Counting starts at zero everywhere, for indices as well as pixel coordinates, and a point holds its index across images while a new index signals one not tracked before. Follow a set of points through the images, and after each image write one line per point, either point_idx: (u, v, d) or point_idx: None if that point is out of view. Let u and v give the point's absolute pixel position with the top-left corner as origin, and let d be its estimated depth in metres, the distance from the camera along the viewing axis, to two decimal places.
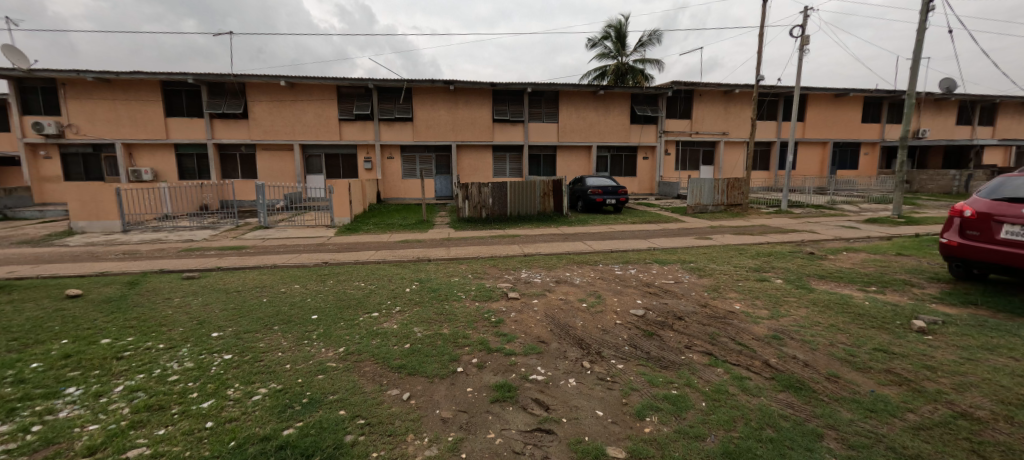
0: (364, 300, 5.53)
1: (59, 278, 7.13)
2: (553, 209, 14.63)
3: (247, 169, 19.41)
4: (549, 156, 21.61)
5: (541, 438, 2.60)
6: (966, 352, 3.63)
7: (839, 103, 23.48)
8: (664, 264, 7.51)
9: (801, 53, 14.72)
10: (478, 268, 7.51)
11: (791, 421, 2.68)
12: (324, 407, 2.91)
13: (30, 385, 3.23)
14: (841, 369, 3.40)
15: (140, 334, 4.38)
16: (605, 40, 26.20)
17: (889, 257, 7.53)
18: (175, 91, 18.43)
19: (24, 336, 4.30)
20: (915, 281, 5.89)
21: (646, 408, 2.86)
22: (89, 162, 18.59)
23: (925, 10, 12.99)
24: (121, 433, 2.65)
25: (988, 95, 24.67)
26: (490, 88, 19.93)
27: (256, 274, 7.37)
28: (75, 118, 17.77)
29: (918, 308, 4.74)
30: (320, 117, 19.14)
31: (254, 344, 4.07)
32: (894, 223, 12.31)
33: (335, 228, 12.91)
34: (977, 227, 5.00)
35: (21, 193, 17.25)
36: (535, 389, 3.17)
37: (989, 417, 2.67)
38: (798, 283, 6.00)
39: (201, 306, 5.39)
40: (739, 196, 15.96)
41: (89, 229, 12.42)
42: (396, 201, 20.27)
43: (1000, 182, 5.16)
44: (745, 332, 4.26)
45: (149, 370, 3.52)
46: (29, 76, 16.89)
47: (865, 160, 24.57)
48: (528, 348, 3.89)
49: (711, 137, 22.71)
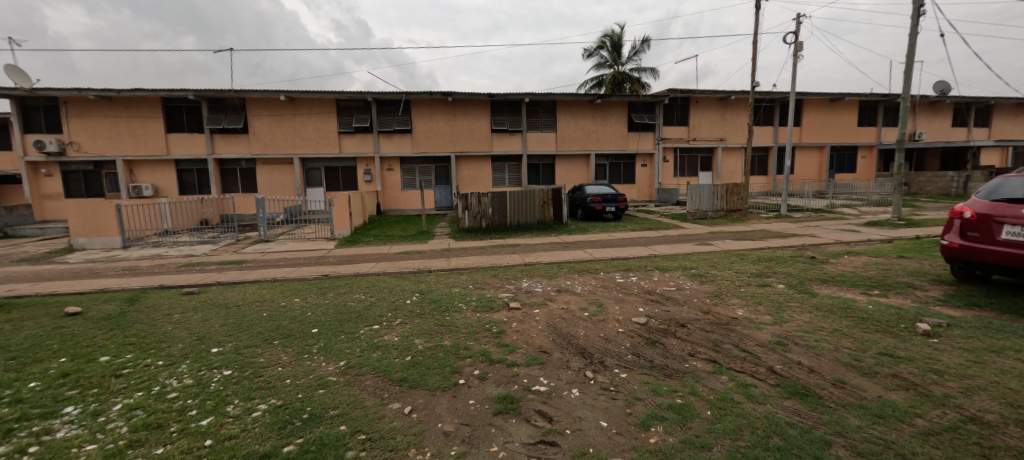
0: (365, 313, 5.47)
1: (59, 295, 7.14)
2: (552, 217, 14.71)
3: (247, 183, 19.50)
4: (548, 165, 21.65)
5: (544, 450, 2.55)
6: (973, 354, 3.60)
7: (835, 107, 23.65)
8: (665, 270, 7.49)
9: (795, 59, 14.89)
10: (478, 278, 7.50)
11: (798, 429, 2.64)
12: (324, 422, 2.88)
13: (28, 405, 3.20)
14: (847, 374, 3.36)
15: (140, 351, 4.36)
16: (601, 49, 26.48)
17: (890, 259, 7.53)
18: (175, 107, 18.58)
19: (22, 355, 4.27)
20: (918, 284, 5.87)
21: (651, 418, 2.83)
22: (90, 179, 18.67)
23: (915, 15, 13.15)
24: (119, 452, 2.61)
25: (982, 98, 24.86)
26: (488, 99, 20.14)
27: (255, 288, 7.34)
28: (76, 136, 17.92)
29: (921, 311, 4.71)
30: (319, 131, 19.27)
31: (253, 359, 4.04)
32: (895, 225, 12.29)
33: (336, 241, 12.93)
34: (978, 229, 4.99)
35: (22, 211, 17.32)
36: (538, 400, 3.14)
37: (999, 421, 2.62)
38: (800, 287, 5.99)
39: (201, 321, 5.35)
40: (738, 202, 15.95)
41: (89, 245, 12.42)
42: (395, 212, 20.25)
43: (999, 183, 5.16)
44: (749, 338, 4.23)
45: (148, 387, 3.49)
46: (31, 94, 17.08)
47: (863, 163, 24.67)
48: (529, 358, 3.86)
49: (709, 144, 22.83)
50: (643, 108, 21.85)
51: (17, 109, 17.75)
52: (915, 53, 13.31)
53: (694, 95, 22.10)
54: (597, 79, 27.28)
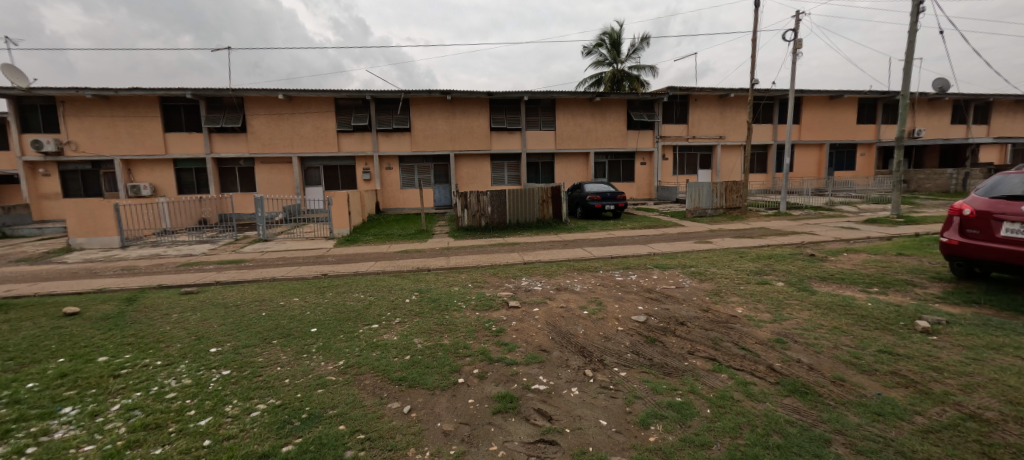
0: (364, 312, 5.46)
1: (57, 295, 7.12)
2: (551, 216, 14.69)
3: (246, 182, 19.47)
4: (547, 163, 21.62)
5: (543, 449, 2.55)
6: (972, 352, 3.60)
7: (834, 104, 23.64)
8: (664, 268, 7.50)
9: (794, 56, 14.87)
10: (478, 276, 7.49)
11: (798, 427, 2.64)
12: (323, 422, 2.87)
13: (25, 406, 3.18)
14: (847, 372, 3.36)
15: (138, 351, 4.35)
16: (600, 47, 26.41)
17: (890, 257, 7.54)
18: (173, 106, 18.52)
19: (20, 356, 4.24)
20: (917, 281, 5.87)
21: (650, 416, 2.82)
22: (88, 178, 18.63)
23: (915, 12, 13.12)
24: (117, 453, 2.60)
25: (981, 95, 24.87)
26: (487, 97, 20.10)
27: (254, 287, 7.33)
28: (74, 135, 17.87)
29: (921, 308, 4.71)
30: (318, 130, 19.23)
31: (253, 359, 4.03)
32: (894, 223, 12.30)
33: (335, 240, 12.91)
34: (977, 226, 4.99)
35: (20, 211, 17.28)
36: (537, 399, 3.13)
37: (999, 418, 2.62)
38: (799, 285, 5.99)
39: (199, 322, 5.33)
40: (737, 199, 15.94)
41: (87, 245, 12.39)
42: (395, 211, 20.23)
43: (998, 180, 5.16)
44: (749, 336, 4.23)
45: (146, 387, 3.48)
46: (28, 94, 17.02)
47: (862, 161, 24.68)
48: (529, 357, 3.85)
49: (708, 141, 22.81)
50: (642, 106, 21.83)
51: (14, 109, 17.70)
52: (914, 50, 13.31)
53: (694, 93, 22.08)
54: (596, 76, 27.23)
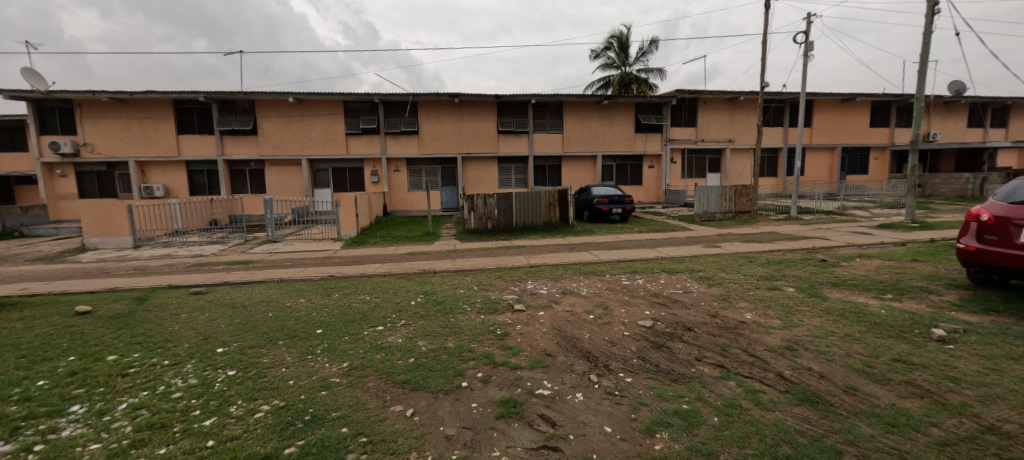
0: (369, 314, 5.47)
1: (70, 294, 7.25)
2: (558, 219, 14.59)
3: (256, 184, 19.71)
4: (554, 166, 21.62)
5: (547, 455, 2.51)
6: (990, 362, 3.49)
7: (846, 107, 23.32)
8: (672, 273, 7.41)
9: (806, 59, 14.68)
10: (483, 279, 7.46)
11: (808, 437, 2.57)
12: (326, 424, 2.86)
13: (34, 403, 3.22)
14: (860, 381, 3.28)
15: (146, 350, 4.39)
16: (608, 50, 26.36)
17: (904, 263, 7.37)
18: (186, 109, 18.82)
19: (33, 353, 4.32)
20: (933, 288, 5.73)
21: (656, 424, 2.77)
22: (103, 179, 18.98)
23: (930, 14, 12.89)
24: (121, 452, 2.61)
25: (999, 98, 24.38)
26: (495, 100, 20.14)
27: (262, 288, 7.39)
28: (90, 137, 18.22)
29: (937, 316, 4.59)
30: (327, 132, 19.40)
31: (258, 359, 4.05)
32: (908, 228, 12.04)
33: (342, 242, 12.97)
34: (996, 232, 4.86)
35: (38, 211, 17.65)
36: (541, 404, 3.10)
37: (1018, 431, 2.53)
38: (810, 291, 5.88)
39: (207, 322, 5.37)
40: (747, 203, 15.77)
41: (100, 245, 12.61)
42: (402, 213, 20.29)
43: (1018, 185, 5.02)
44: (758, 342, 4.15)
45: (153, 387, 3.51)
46: (46, 96, 17.40)
47: (875, 165, 24.27)
48: (533, 362, 3.82)
49: (717, 144, 22.61)
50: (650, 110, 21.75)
51: (33, 111, 18.10)
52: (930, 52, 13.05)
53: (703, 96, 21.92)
54: (604, 79, 27.15)
